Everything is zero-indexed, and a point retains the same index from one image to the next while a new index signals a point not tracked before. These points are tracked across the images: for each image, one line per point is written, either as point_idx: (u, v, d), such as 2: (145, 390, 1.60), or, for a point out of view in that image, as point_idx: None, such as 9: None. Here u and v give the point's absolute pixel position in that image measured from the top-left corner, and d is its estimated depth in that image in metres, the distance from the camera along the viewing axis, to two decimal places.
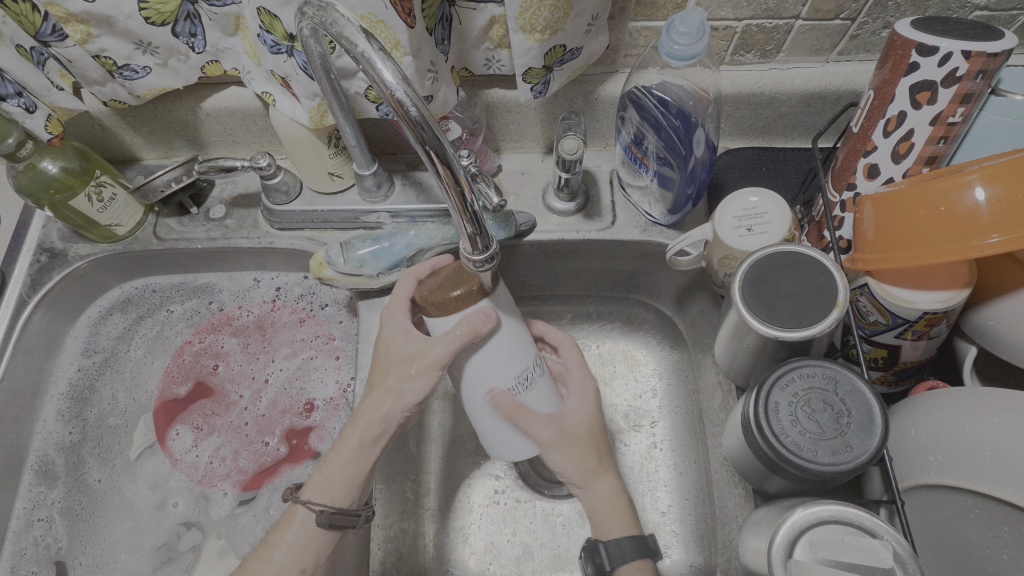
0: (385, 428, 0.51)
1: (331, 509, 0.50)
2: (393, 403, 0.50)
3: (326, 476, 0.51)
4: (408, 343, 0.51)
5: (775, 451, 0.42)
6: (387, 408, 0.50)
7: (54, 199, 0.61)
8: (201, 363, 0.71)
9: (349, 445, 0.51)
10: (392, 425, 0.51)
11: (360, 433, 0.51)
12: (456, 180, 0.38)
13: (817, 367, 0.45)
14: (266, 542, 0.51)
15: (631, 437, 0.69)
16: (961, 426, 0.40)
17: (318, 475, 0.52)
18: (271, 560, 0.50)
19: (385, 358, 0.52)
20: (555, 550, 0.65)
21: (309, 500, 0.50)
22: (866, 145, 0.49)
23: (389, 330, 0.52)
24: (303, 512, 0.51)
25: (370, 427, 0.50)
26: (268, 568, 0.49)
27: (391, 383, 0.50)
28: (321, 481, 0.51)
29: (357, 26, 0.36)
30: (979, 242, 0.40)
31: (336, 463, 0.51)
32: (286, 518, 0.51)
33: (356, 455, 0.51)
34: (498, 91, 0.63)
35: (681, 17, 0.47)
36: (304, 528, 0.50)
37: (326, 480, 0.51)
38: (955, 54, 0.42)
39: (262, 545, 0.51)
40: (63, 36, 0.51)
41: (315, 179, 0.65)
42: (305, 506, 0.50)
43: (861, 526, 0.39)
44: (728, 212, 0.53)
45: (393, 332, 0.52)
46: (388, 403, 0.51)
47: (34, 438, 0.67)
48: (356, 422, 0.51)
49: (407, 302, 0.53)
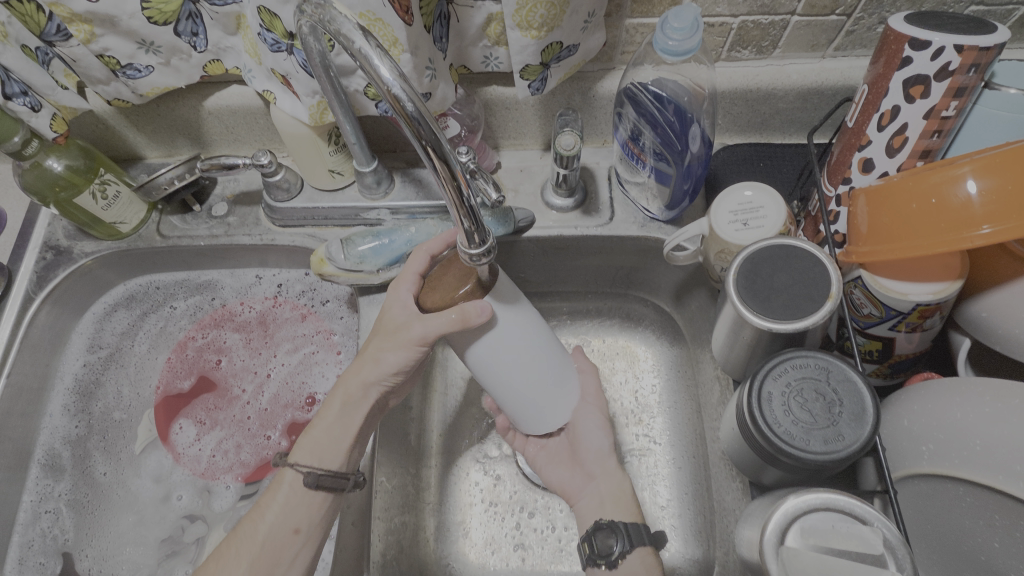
0: (365, 394, 0.53)
1: (318, 470, 0.51)
2: (372, 368, 0.52)
3: (313, 441, 0.52)
4: (401, 315, 0.51)
5: (767, 440, 0.43)
6: (367, 373, 0.53)
7: (59, 196, 0.62)
8: (204, 358, 0.72)
9: (331, 410, 0.53)
10: (371, 392, 0.54)
11: (339, 398, 0.53)
12: (453, 175, 0.39)
13: (809, 358, 0.45)
14: (258, 504, 0.52)
15: (635, 428, 0.70)
16: (952, 416, 0.41)
17: (305, 439, 0.53)
18: (264, 520, 0.51)
19: (377, 325, 0.54)
20: (556, 542, 0.65)
21: (297, 462, 0.51)
22: (861, 139, 0.49)
23: (388, 300, 0.53)
24: (292, 475, 0.51)
25: (352, 389, 0.53)
26: (261, 527, 0.50)
27: (371, 350, 0.53)
28: (308, 444, 0.52)
29: (355, 23, 0.37)
30: (970, 234, 0.40)
31: (322, 427, 0.53)
32: (275, 481, 0.52)
33: (340, 418, 0.53)
34: (497, 88, 0.64)
35: (675, 13, 0.47)
36: (294, 489, 0.51)
37: (313, 443, 0.52)
38: (949, 48, 0.42)
39: (253, 507, 0.52)
40: (67, 36, 0.52)
41: (316, 176, 0.66)
42: (293, 469, 0.51)
43: (853, 513, 0.40)
44: (724, 206, 0.54)
45: (390, 301, 0.53)
46: (369, 370, 0.53)
47: (41, 432, 0.68)
48: (337, 389, 0.53)
49: (416, 276, 0.53)
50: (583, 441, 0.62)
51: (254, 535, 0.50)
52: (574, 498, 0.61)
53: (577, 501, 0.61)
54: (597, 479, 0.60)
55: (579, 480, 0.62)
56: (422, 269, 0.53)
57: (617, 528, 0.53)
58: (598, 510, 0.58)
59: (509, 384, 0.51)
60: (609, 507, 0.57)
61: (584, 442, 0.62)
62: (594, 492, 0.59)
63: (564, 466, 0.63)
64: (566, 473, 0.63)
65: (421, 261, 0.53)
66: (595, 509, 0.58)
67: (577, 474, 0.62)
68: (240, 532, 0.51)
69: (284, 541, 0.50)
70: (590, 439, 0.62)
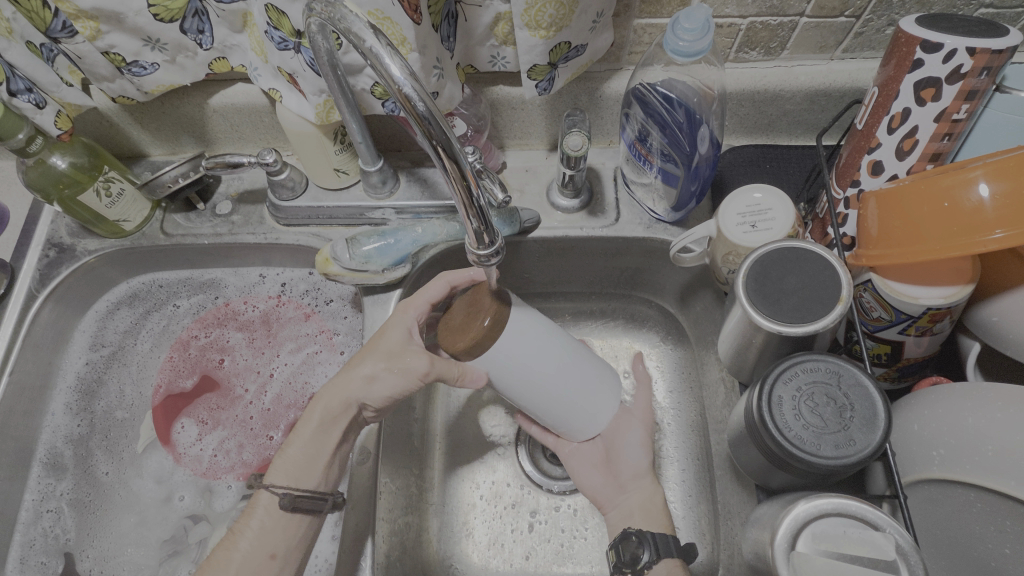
0: (347, 411, 0.53)
1: (294, 491, 0.51)
2: (361, 386, 0.53)
3: (288, 459, 0.53)
4: (406, 341, 0.55)
5: (778, 444, 0.43)
6: (352, 391, 0.53)
7: (63, 193, 0.62)
8: (207, 357, 0.71)
9: (310, 426, 0.53)
10: (351, 409, 0.54)
11: (321, 411, 0.53)
12: (463, 174, 0.39)
13: (821, 362, 0.45)
14: (233, 529, 0.52)
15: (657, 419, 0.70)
16: (963, 420, 0.41)
17: (280, 458, 0.53)
18: (238, 547, 0.50)
19: (374, 342, 0.55)
20: (557, 546, 0.65)
21: (272, 483, 0.52)
22: (871, 141, 0.49)
23: (393, 323, 0.56)
24: (267, 497, 0.51)
25: (335, 404, 0.53)
26: (234, 555, 0.50)
27: (365, 369, 0.54)
28: (284, 464, 0.53)
29: (365, 22, 0.37)
30: (983, 238, 0.40)
31: (299, 445, 0.53)
32: (250, 504, 0.52)
33: (316, 438, 0.53)
34: (503, 88, 0.64)
35: (686, 14, 0.47)
36: (269, 513, 0.51)
37: (287, 463, 0.53)
38: (961, 51, 0.42)
39: (228, 533, 0.51)
40: (72, 32, 0.52)
41: (320, 175, 0.65)
42: (267, 490, 0.51)
43: (864, 519, 0.39)
44: (732, 208, 0.53)
45: (397, 326, 0.56)
46: (355, 388, 0.53)
47: (44, 430, 0.67)
48: (317, 404, 0.54)
49: (422, 305, 0.57)
50: (622, 453, 0.60)
51: (227, 565, 0.49)
52: (606, 507, 0.60)
53: (608, 511, 0.60)
54: (627, 491, 0.59)
55: (611, 489, 0.60)
56: (435, 297, 0.58)
57: (645, 537, 0.52)
58: (625, 521, 0.57)
59: (530, 387, 0.50)
60: (638, 518, 0.56)
61: (623, 455, 0.60)
62: (625, 504, 0.59)
63: (597, 471, 0.61)
64: (598, 479, 0.61)
65: (441, 290, 0.58)
66: (624, 520, 0.57)
67: (610, 483, 0.60)
68: (211, 564, 0.50)
69: (260, 566, 0.49)
70: (630, 454, 0.60)
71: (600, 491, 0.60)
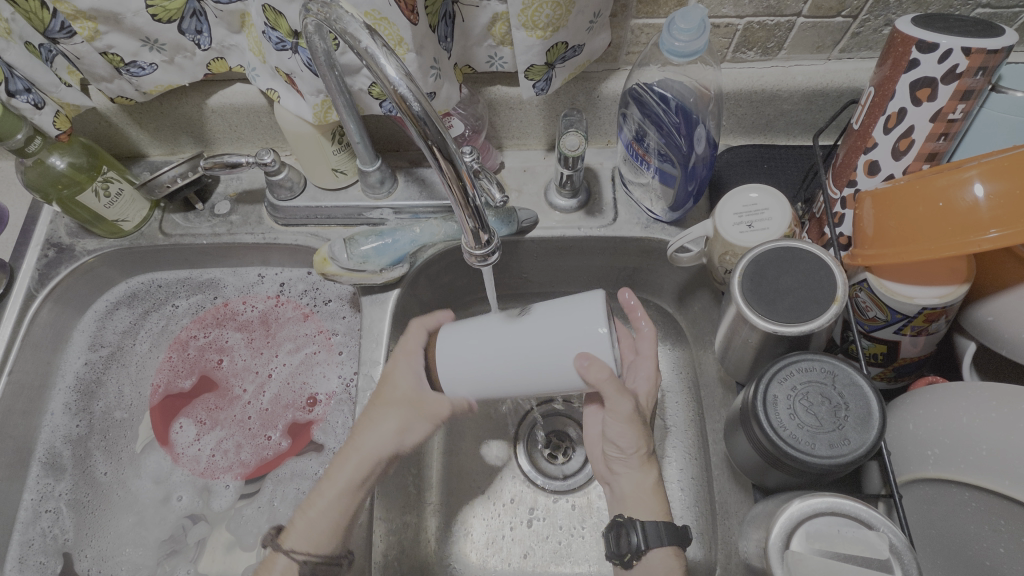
0: (373, 470, 0.53)
1: (314, 556, 0.51)
2: (390, 443, 0.53)
3: (308, 523, 0.51)
4: (422, 390, 0.53)
5: (773, 444, 0.43)
6: (380, 449, 0.53)
7: (62, 193, 0.62)
8: (206, 357, 0.71)
9: (335, 488, 0.52)
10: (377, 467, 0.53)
11: (348, 474, 0.52)
12: (459, 175, 0.40)
13: (816, 361, 0.45)
14: None
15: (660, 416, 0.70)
16: (959, 420, 0.41)
17: (299, 520, 0.52)
18: None
19: (390, 394, 0.54)
20: (554, 546, 0.65)
21: (292, 547, 0.51)
22: (867, 141, 0.49)
23: (403, 371, 0.54)
24: (285, 561, 0.50)
25: (362, 465, 0.52)
26: None
27: (390, 425, 0.53)
28: (303, 527, 0.51)
29: (361, 23, 0.37)
30: (977, 238, 0.40)
31: (319, 508, 0.52)
32: (266, 564, 0.51)
33: (339, 499, 0.52)
34: (501, 88, 0.64)
35: (682, 14, 0.47)
36: None
37: (307, 526, 0.51)
38: (956, 51, 0.42)
39: None
40: (71, 33, 0.52)
41: (318, 175, 0.65)
42: (288, 555, 0.50)
43: (859, 518, 0.39)
44: (729, 208, 0.53)
45: (407, 373, 0.54)
46: (384, 445, 0.53)
47: (43, 430, 0.68)
48: (343, 464, 0.52)
49: (422, 349, 0.55)
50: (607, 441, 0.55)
51: None
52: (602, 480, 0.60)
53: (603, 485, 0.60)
54: (618, 476, 0.56)
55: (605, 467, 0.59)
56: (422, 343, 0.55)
57: (632, 523, 0.51)
58: (619, 505, 0.56)
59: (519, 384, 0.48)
60: (630, 504, 0.54)
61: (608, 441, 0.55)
62: (616, 486, 0.57)
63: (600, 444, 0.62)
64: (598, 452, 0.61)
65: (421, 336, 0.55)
66: (618, 504, 0.56)
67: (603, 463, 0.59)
68: None
69: None
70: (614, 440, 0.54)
71: (597, 463, 0.61)
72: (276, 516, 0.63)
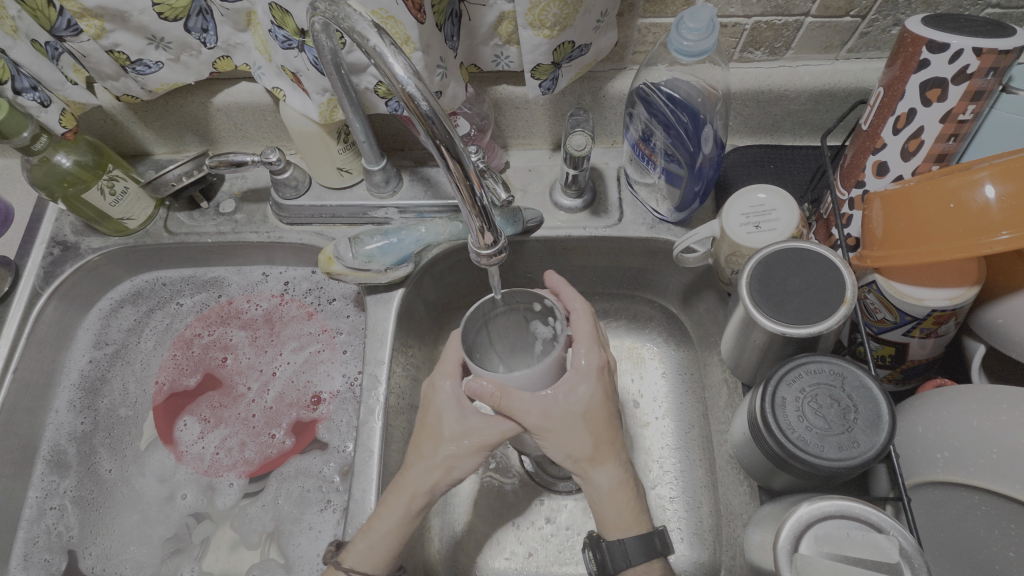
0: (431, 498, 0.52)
1: None
2: (441, 477, 0.51)
3: (366, 545, 0.50)
4: (463, 417, 0.52)
5: (781, 446, 0.43)
6: (434, 480, 0.51)
7: (68, 192, 0.62)
8: (211, 355, 0.71)
9: (394, 513, 0.51)
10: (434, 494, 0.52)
11: (405, 501, 0.51)
12: (466, 174, 0.40)
13: (824, 363, 0.45)
14: None
15: (630, 418, 0.70)
16: (969, 423, 0.40)
17: (359, 542, 0.51)
18: None
19: (433, 428, 0.52)
20: (559, 547, 0.65)
21: (350, 568, 0.50)
22: (876, 141, 0.49)
23: (441, 401, 0.52)
24: None
25: (418, 494, 0.51)
26: None
27: (439, 457, 0.51)
28: (361, 550, 0.50)
29: (369, 21, 0.36)
30: (989, 240, 0.40)
31: (380, 532, 0.50)
32: None
33: (402, 524, 0.51)
34: (507, 88, 0.64)
35: (691, 13, 0.47)
36: None
37: (367, 548, 0.50)
38: (967, 51, 0.42)
39: None
40: (78, 31, 0.52)
41: (324, 175, 0.65)
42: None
43: (868, 521, 0.39)
44: (736, 208, 0.53)
45: (447, 402, 0.52)
46: (437, 478, 0.51)
47: (46, 428, 0.68)
48: (401, 492, 0.51)
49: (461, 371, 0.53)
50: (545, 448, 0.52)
51: None
52: None
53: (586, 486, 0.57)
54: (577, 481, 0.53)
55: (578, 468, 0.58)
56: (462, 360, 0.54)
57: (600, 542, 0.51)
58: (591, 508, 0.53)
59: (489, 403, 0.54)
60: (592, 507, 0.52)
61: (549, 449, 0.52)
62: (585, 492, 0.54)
63: None
64: None
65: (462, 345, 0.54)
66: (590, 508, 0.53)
67: None
68: None
69: None
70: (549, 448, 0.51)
71: None
72: (281, 514, 0.63)
